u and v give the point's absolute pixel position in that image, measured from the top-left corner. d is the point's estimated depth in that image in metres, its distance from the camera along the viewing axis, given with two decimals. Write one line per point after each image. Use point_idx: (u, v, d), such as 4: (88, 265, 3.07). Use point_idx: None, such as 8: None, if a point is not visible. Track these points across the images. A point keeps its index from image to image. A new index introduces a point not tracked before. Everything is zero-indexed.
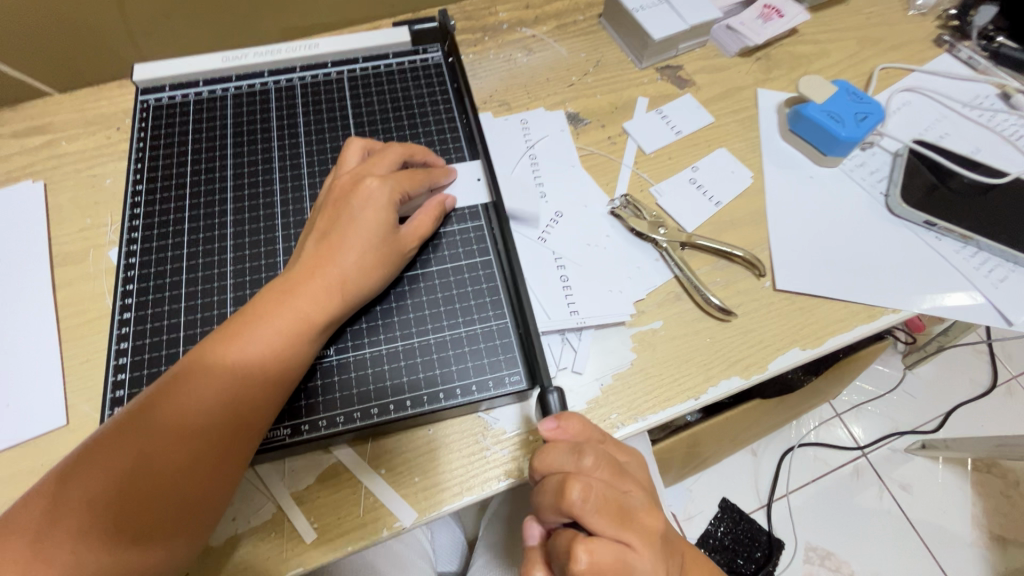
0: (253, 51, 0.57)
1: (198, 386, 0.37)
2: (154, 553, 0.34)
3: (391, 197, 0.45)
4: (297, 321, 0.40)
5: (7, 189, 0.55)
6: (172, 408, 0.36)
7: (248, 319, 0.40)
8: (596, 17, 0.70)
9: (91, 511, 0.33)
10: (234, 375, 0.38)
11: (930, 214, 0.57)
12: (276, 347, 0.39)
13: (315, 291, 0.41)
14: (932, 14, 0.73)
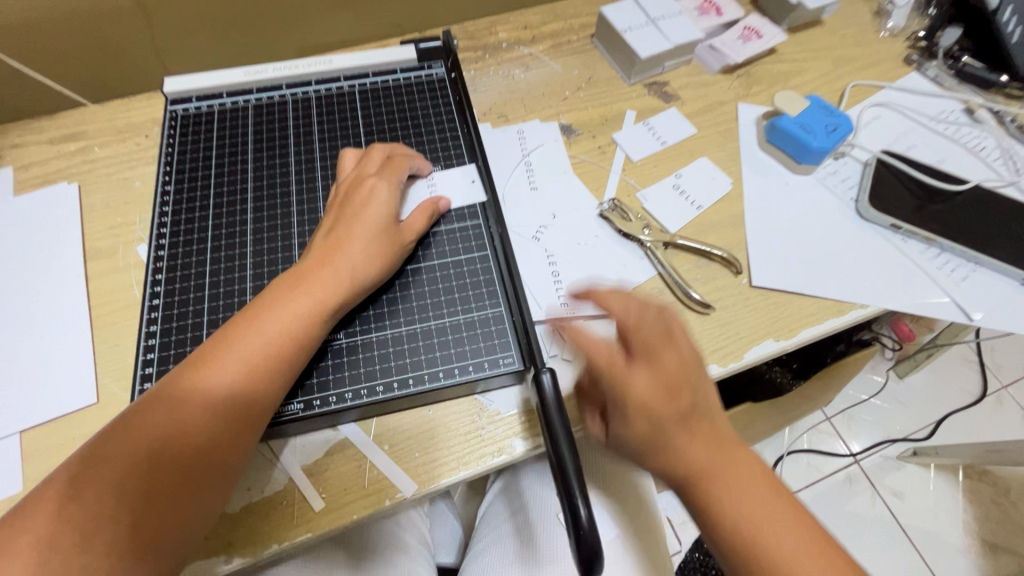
0: (273, 66, 0.62)
1: (222, 362, 0.41)
2: (181, 513, 0.37)
3: (392, 195, 0.51)
4: (312, 304, 0.45)
5: (44, 191, 0.60)
6: (197, 382, 0.40)
7: (266, 307, 0.44)
8: (589, 37, 0.75)
9: (121, 477, 0.36)
10: (254, 353, 0.42)
11: (896, 218, 0.61)
12: (292, 327, 0.44)
13: (327, 279, 0.46)
14: (902, 36, 0.79)
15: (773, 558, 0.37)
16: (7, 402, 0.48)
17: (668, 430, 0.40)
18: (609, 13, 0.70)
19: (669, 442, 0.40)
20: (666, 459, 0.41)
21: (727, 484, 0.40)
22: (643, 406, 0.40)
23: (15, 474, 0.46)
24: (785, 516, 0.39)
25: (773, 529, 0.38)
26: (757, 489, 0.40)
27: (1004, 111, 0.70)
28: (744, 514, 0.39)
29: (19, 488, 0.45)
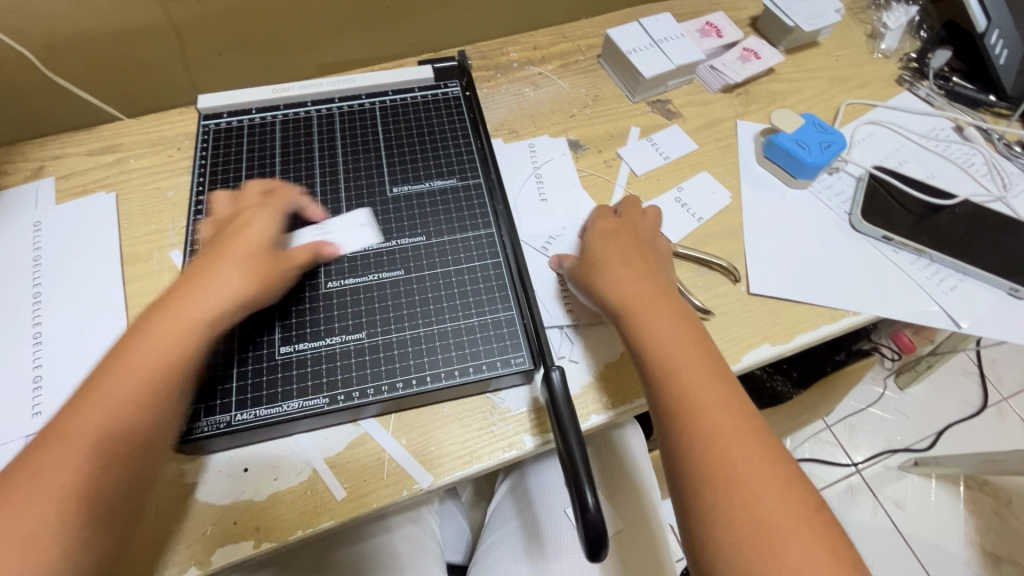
0: (299, 84, 0.66)
1: (99, 397, 0.40)
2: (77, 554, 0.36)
3: (268, 220, 0.52)
4: (189, 322, 0.44)
5: (83, 200, 0.64)
6: (74, 421, 0.39)
7: (133, 339, 0.43)
8: (596, 57, 0.80)
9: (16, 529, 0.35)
10: (130, 377, 0.41)
11: (887, 230, 0.65)
12: (171, 347, 0.43)
13: (203, 299, 0.45)
14: (895, 57, 0.83)
15: (678, 372, 0.45)
16: (51, 395, 0.52)
17: (618, 259, 0.53)
18: (614, 35, 0.74)
19: (617, 263, 0.52)
20: (610, 276, 0.51)
21: (655, 305, 0.49)
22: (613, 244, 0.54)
23: None
24: (708, 366, 0.45)
25: (691, 358, 0.45)
26: (685, 329, 0.48)
27: (991, 129, 0.74)
28: (667, 332, 0.47)
29: None
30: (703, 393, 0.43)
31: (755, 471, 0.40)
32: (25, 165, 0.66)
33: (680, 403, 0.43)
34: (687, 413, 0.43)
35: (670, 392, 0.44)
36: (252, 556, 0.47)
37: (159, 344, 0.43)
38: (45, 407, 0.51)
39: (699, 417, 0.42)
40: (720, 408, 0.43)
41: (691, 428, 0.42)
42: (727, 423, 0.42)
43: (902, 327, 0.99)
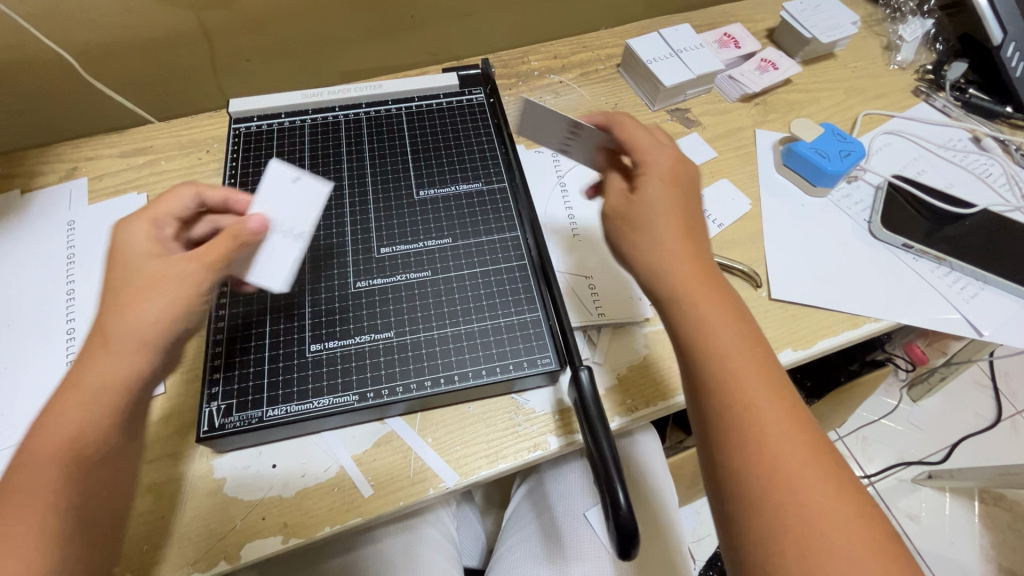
0: (328, 90, 0.68)
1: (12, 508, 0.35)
2: None
3: (144, 228, 0.43)
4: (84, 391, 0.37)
5: (116, 200, 0.65)
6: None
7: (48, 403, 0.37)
8: (615, 67, 0.81)
9: None
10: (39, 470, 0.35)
11: (907, 238, 0.65)
12: (72, 424, 0.36)
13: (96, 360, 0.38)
14: (910, 69, 0.84)
15: (739, 385, 0.38)
16: None
17: (665, 226, 0.42)
18: (634, 45, 0.75)
19: (668, 235, 0.42)
20: (661, 257, 0.42)
21: (710, 296, 0.41)
22: (659, 198, 0.44)
23: None
24: (768, 373, 0.39)
25: (750, 362, 0.39)
26: (739, 324, 0.41)
27: (1009, 140, 0.75)
28: (724, 333, 0.40)
29: None
30: (767, 410, 0.38)
31: (827, 496, 0.35)
32: (59, 166, 0.68)
33: (742, 425, 0.37)
34: (753, 437, 0.37)
35: (732, 414, 0.38)
36: (280, 551, 0.48)
37: (84, 399, 0.37)
38: None
39: (766, 441, 0.37)
40: (784, 424, 0.37)
41: (761, 459, 0.36)
42: (794, 440, 0.37)
43: (916, 337, 0.99)
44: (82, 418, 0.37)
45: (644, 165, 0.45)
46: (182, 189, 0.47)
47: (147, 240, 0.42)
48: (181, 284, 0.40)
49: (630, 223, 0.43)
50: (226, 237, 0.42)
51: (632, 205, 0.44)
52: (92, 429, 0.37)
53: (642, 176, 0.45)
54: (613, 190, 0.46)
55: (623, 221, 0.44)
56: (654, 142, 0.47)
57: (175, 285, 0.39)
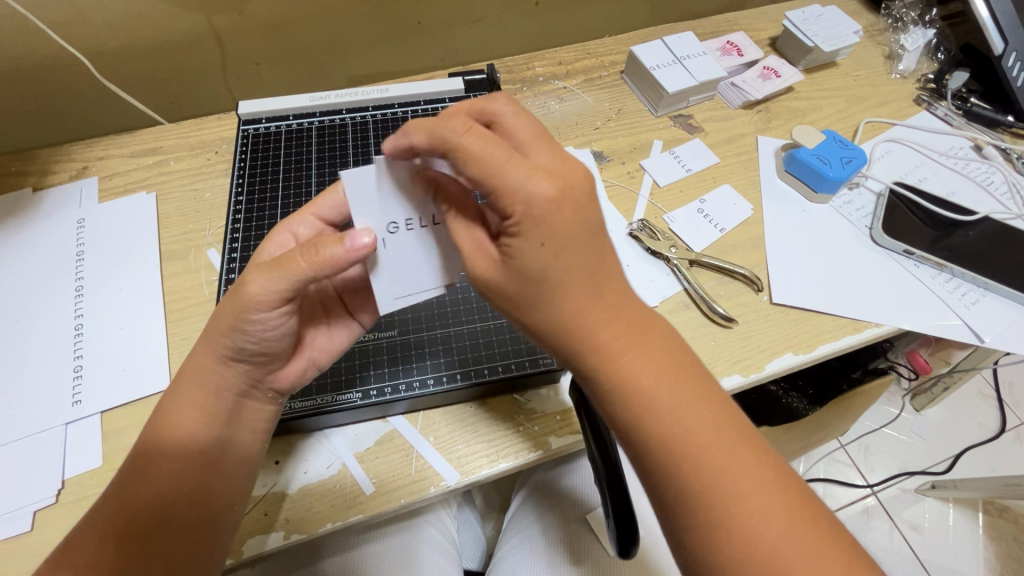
0: (335, 93, 0.69)
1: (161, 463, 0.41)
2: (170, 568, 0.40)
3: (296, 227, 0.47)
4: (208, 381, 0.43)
5: (126, 199, 0.66)
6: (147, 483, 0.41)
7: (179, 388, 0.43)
8: (619, 73, 0.82)
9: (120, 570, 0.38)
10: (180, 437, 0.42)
11: (907, 244, 0.65)
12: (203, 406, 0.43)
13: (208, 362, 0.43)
14: (912, 78, 0.84)
15: (690, 458, 0.36)
16: (90, 385, 0.53)
17: (577, 288, 0.36)
18: (638, 52, 0.76)
19: (584, 298, 0.37)
20: (574, 333, 0.37)
21: (639, 368, 0.37)
22: (559, 258, 0.35)
23: (97, 449, 0.51)
24: (722, 440, 0.37)
25: (698, 430, 0.36)
26: (674, 392, 0.37)
27: (1010, 149, 0.75)
28: (661, 404, 0.37)
29: (100, 463, 0.50)
30: (727, 481, 0.35)
31: (797, 546, 0.35)
32: (70, 166, 0.69)
33: (699, 497, 0.36)
34: (713, 509, 0.35)
35: (685, 488, 0.36)
36: (281, 548, 0.48)
37: (185, 400, 0.43)
38: (84, 396, 0.53)
39: (725, 509, 0.35)
40: (747, 485, 0.36)
41: (723, 527, 0.35)
42: (757, 501, 0.35)
43: (919, 345, 0.98)
44: (189, 414, 0.42)
45: (524, 213, 0.34)
46: (337, 188, 0.48)
47: (280, 241, 0.46)
48: (246, 291, 0.40)
49: (531, 291, 0.37)
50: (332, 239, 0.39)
51: (524, 267, 0.36)
52: (194, 426, 0.42)
53: (521, 232, 0.35)
54: (465, 237, 0.38)
55: (517, 287, 0.37)
56: (523, 173, 0.34)
57: (244, 293, 0.40)
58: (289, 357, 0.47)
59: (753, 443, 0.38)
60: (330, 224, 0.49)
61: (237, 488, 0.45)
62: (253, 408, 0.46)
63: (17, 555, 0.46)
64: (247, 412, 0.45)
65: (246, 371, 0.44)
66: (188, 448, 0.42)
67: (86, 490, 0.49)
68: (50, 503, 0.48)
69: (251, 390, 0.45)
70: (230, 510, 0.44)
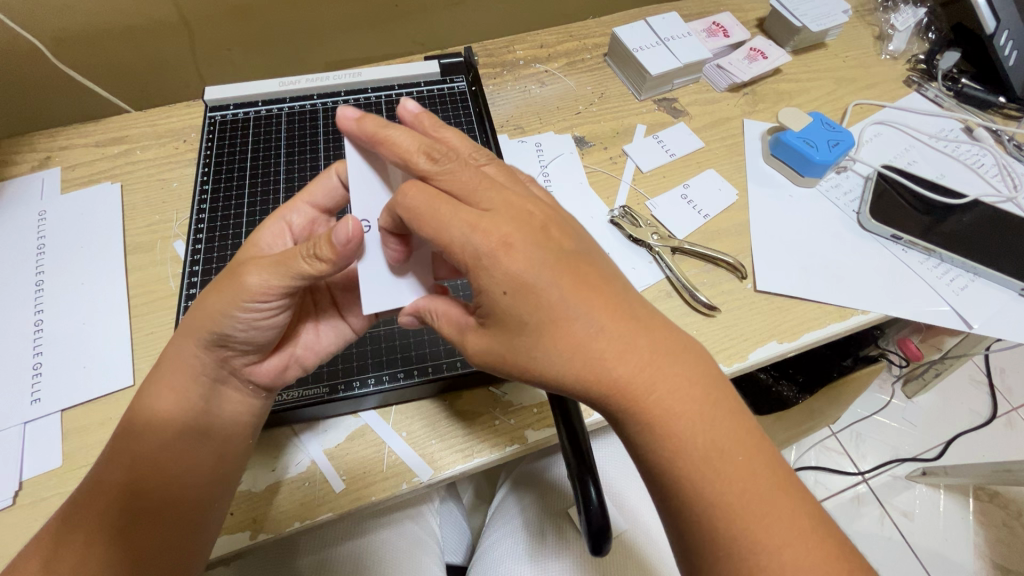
0: (306, 78, 0.67)
1: (139, 444, 0.40)
2: (149, 550, 0.38)
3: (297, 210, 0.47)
4: (185, 364, 0.42)
5: (90, 190, 0.64)
6: (124, 463, 0.39)
7: (157, 373, 0.42)
8: (602, 56, 0.80)
9: (98, 546, 0.37)
10: (158, 419, 0.41)
11: (896, 228, 0.64)
12: (180, 388, 0.42)
13: (183, 346, 0.42)
14: (903, 58, 0.82)
15: (727, 506, 0.33)
16: (50, 382, 0.52)
17: (586, 327, 0.34)
18: (620, 33, 0.74)
19: (597, 337, 0.34)
20: (592, 380, 0.34)
21: (666, 408, 0.34)
22: (526, 304, 0.34)
23: (55, 448, 0.49)
24: (757, 487, 0.34)
25: (734, 475, 0.34)
26: (708, 433, 0.34)
27: (1001, 130, 0.74)
28: (694, 445, 0.34)
29: (59, 463, 0.48)
30: (762, 531, 0.33)
31: None
32: (33, 156, 0.66)
33: (723, 541, 0.33)
34: (748, 556, 0.33)
35: (711, 530, 0.34)
36: (248, 547, 0.47)
37: (164, 389, 0.41)
38: (44, 394, 0.51)
39: (764, 565, 0.32)
40: (783, 535, 0.33)
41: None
42: (794, 555, 0.33)
43: (910, 332, 0.97)
44: (168, 394, 0.41)
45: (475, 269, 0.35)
46: (329, 172, 0.48)
47: (274, 230, 0.46)
48: (243, 282, 0.39)
49: (531, 342, 0.35)
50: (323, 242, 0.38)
51: (503, 321, 0.35)
52: (169, 409, 0.41)
53: (486, 285, 0.34)
54: (448, 324, 0.39)
55: (517, 338, 0.35)
56: (469, 225, 0.34)
57: (240, 282, 0.39)
58: (268, 351, 0.46)
59: (789, 489, 0.35)
60: (323, 211, 0.49)
61: (221, 476, 0.43)
62: (233, 397, 0.45)
63: None
64: (228, 400, 0.44)
65: (224, 356, 0.43)
66: (164, 437, 0.40)
67: (44, 492, 0.47)
68: (7, 505, 0.46)
69: (228, 378, 0.44)
70: (209, 503, 0.42)
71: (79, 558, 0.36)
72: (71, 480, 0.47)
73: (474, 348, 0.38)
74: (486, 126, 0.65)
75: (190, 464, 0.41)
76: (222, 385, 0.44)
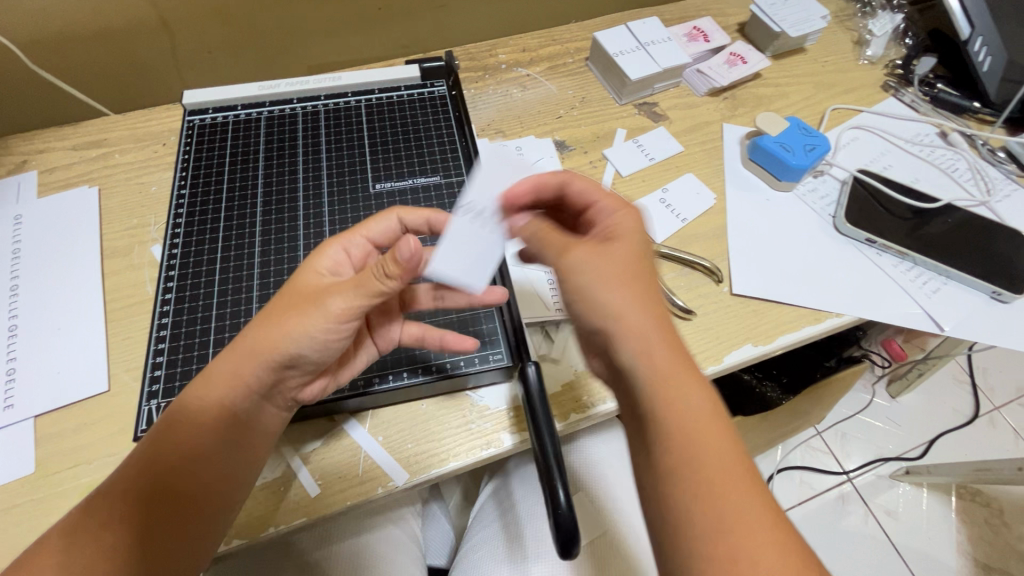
0: (285, 82, 0.67)
1: (180, 443, 0.40)
2: (173, 544, 0.39)
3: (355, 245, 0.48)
4: (238, 378, 0.42)
5: (67, 194, 0.64)
6: (162, 461, 0.40)
7: (213, 372, 0.42)
8: (584, 60, 0.80)
9: (125, 538, 0.38)
10: (203, 424, 0.41)
11: (870, 232, 0.64)
12: (227, 397, 0.41)
13: (238, 357, 0.42)
14: (881, 63, 0.83)
15: (732, 509, 0.33)
16: (24, 388, 0.51)
17: (655, 298, 0.39)
18: (601, 38, 0.74)
19: (661, 307, 0.38)
20: (671, 330, 0.37)
21: (695, 388, 0.36)
22: (635, 260, 0.39)
23: (28, 455, 0.48)
24: (751, 508, 0.33)
25: (727, 486, 0.33)
26: (721, 431, 0.35)
27: (975, 135, 0.75)
28: (729, 437, 0.35)
29: (32, 469, 0.48)
30: (757, 549, 0.32)
31: None
32: (9, 160, 0.66)
33: (720, 534, 0.32)
34: (723, 574, 0.31)
35: (688, 527, 0.33)
36: (222, 553, 0.46)
37: (204, 396, 0.41)
38: (17, 400, 0.51)
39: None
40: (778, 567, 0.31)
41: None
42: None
43: (892, 333, 0.98)
44: (216, 401, 0.41)
45: (600, 230, 0.42)
46: (389, 214, 0.49)
47: (334, 257, 0.46)
48: (324, 306, 0.42)
49: (629, 282, 0.38)
50: (389, 260, 0.40)
51: (608, 263, 0.39)
52: (214, 416, 0.41)
53: (615, 237, 0.41)
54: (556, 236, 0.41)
55: (615, 277, 0.38)
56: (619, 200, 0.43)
57: (320, 307, 0.42)
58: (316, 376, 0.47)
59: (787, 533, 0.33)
60: (375, 246, 0.50)
61: (245, 481, 0.44)
62: (273, 413, 0.45)
63: None
64: (264, 416, 0.44)
65: (284, 376, 0.44)
66: (200, 440, 0.41)
67: (17, 499, 0.47)
68: None
69: (274, 395, 0.44)
70: (228, 506, 0.42)
71: (105, 547, 0.37)
72: (44, 487, 0.47)
73: (574, 262, 0.39)
74: (467, 131, 0.65)
75: (225, 467, 0.42)
76: (268, 399, 0.44)
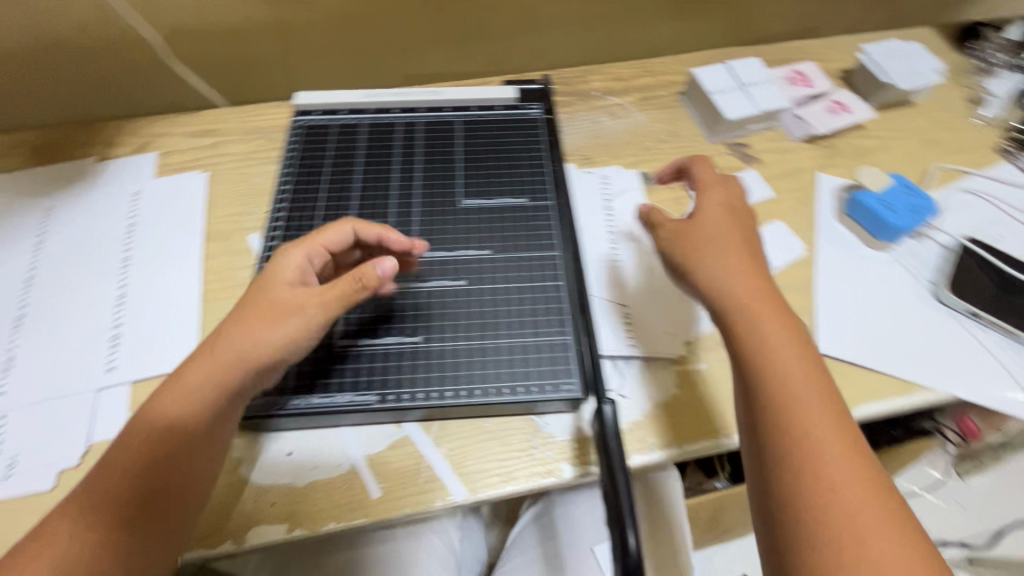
0: (389, 92, 0.70)
1: (157, 443, 0.42)
2: (148, 541, 0.41)
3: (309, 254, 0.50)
4: (213, 378, 0.43)
5: (180, 176, 0.69)
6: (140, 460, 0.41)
7: (186, 374, 0.44)
8: (677, 94, 0.79)
9: (105, 534, 0.40)
10: (181, 422, 0.43)
11: (974, 305, 0.61)
12: (202, 399, 0.43)
13: (211, 360, 0.44)
14: (996, 125, 0.78)
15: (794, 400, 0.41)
16: (126, 354, 0.55)
17: (747, 261, 0.48)
18: (701, 75, 0.74)
19: (742, 257, 0.49)
20: (741, 269, 0.48)
21: (776, 318, 0.45)
22: (721, 226, 0.51)
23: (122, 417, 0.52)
24: (814, 402, 0.41)
25: (793, 380, 0.42)
26: (797, 355, 0.43)
27: None
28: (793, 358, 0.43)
29: None
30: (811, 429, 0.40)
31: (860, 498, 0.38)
32: (133, 140, 0.72)
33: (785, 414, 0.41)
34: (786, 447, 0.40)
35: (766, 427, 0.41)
36: (282, 540, 0.48)
37: (178, 400, 0.43)
38: (118, 363, 0.55)
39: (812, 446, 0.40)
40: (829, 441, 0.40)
41: (790, 478, 0.39)
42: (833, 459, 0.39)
43: None
44: (191, 404, 0.43)
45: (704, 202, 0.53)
46: (342, 225, 0.52)
47: (299, 266, 0.49)
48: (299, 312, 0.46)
49: (709, 237, 0.50)
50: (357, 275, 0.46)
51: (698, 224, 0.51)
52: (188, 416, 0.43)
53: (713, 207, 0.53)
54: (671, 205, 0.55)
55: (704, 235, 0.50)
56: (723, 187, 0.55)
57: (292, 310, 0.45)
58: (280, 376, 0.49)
59: (841, 420, 0.41)
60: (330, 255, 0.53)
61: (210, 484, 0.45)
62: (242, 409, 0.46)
63: (40, 512, 0.47)
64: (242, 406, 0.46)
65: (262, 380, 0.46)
66: (176, 442, 0.42)
67: None
68: (75, 464, 0.49)
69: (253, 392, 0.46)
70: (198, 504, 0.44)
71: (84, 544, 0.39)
72: None
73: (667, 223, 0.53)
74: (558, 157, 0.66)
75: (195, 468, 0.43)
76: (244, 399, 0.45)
